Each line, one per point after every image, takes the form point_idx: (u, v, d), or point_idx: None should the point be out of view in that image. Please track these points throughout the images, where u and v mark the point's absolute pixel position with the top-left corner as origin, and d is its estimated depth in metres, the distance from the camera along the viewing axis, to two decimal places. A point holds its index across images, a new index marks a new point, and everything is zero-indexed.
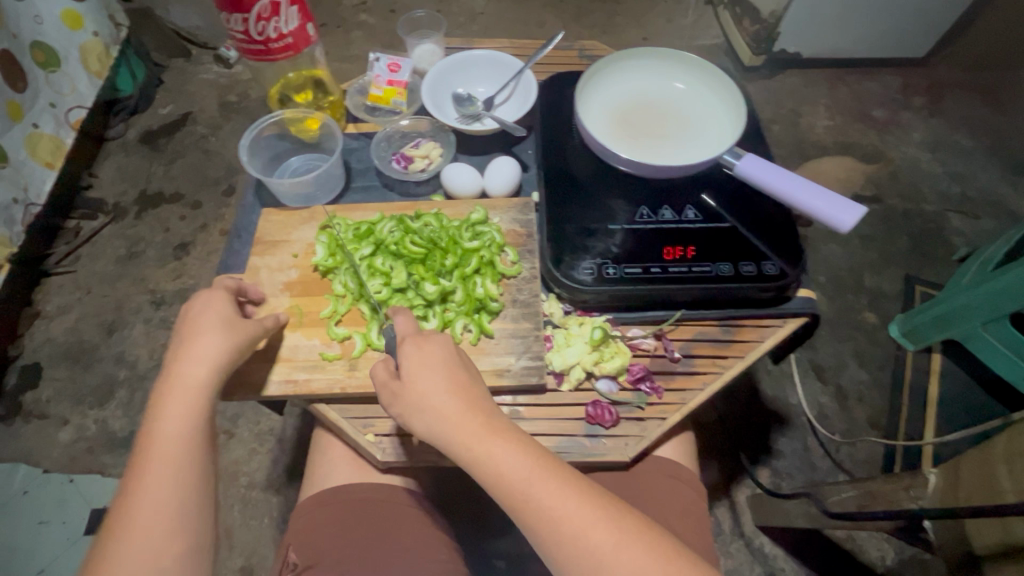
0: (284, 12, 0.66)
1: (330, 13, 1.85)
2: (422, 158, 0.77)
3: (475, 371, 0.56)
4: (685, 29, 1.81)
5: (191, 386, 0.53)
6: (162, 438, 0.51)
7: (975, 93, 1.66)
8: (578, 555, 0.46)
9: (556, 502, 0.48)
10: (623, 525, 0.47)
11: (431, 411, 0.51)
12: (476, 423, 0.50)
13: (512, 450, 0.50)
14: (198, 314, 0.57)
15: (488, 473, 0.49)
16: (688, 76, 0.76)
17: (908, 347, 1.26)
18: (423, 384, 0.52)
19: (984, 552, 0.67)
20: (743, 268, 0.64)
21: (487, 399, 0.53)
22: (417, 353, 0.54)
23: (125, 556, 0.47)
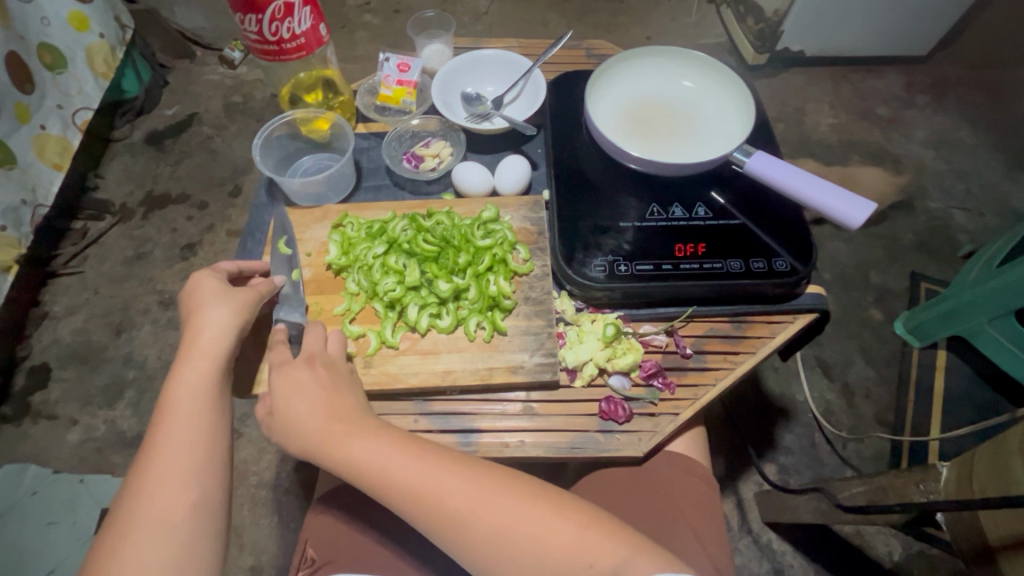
0: (296, 13, 0.66)
1: (334, 13, 1.86)
2: (432, 157, 0.78)
3: (344, 373, 0.56)
4: (689, 28, 1.81)
5: (203, 345, 0.55)
6: (182, 394, 0.52)
7: (978, 90, 1.66)
8: (450, 524, 0.47)
9: (420, 480, 0.48)
10: (490, 486, 0.48)
11: (297, 422, 0.51)
12: (335, 427, 0.51)
13: (373, 445, 0.50)
14: (197, 291, 0.59)
15: (357, 476, 0.49)
16: (697, 75, 0.76)
17: (914, 343, 1.27)
18: (286, 395, 0.52)
19: (997, 543, 0.67)
20: (753, 265, 0.65)
21: (348, 402, 0.53)
22: (280, 367, 0.54)
23: (145, 505, 0.47)
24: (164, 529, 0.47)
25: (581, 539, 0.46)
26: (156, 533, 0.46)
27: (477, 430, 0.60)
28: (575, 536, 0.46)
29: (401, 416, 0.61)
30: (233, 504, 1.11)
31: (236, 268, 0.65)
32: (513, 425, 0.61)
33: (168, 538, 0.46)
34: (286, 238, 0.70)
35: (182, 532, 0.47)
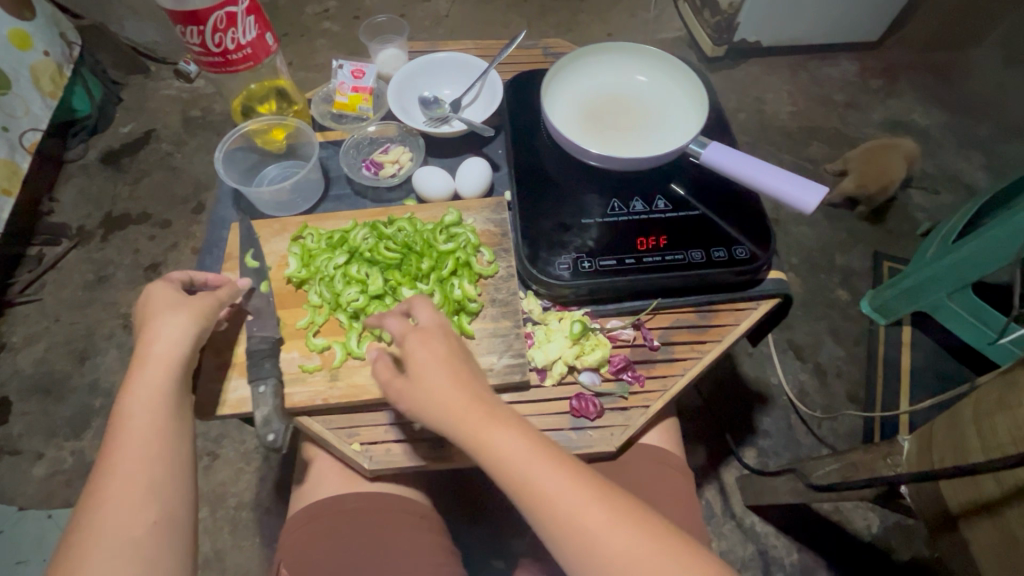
0: (240, 23, 0.65)
1: (292, 22, 1.83)
2: (392, 163, 0.77)
3: (472, 358, 0.54)
4: (648, 23, 1.84)
5: (158, 355, 0.53)
6: (137, 407, 0.51)
7: (927, 73, 1.72)
8: (576, 537, 0.45)
9: (555, 486, 0.46)
10: (625, 512, 0.46)
11: (437, 396, 0.49)
12: (479, 411, 0.48)
13: (513, 437, 0.48)
14: (152, 300, 0.56)
15: (488, 460, 0.48)
16: (651, 69, 0.77)
17: (881, 321, 1.30)
18: (426, 367, 0.50)
19: (957, 511, 0.67)
20: (714, 254, 0.66)
21: (486, 389, 0.51)
22: (419, 338, 0.51)
23: (102, 523, 0.46)
24: (124, 547, 0.45)
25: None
26: (112, 552, 0.45)
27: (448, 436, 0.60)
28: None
29: (373, 427, 0.61)
30: (213, 528, 1.08)
31: (188, 277, 0.61)
32: None
33: (127, 557, 0.45)
34: (252, 251, 0.68)
35: (143, 551, 0.46)
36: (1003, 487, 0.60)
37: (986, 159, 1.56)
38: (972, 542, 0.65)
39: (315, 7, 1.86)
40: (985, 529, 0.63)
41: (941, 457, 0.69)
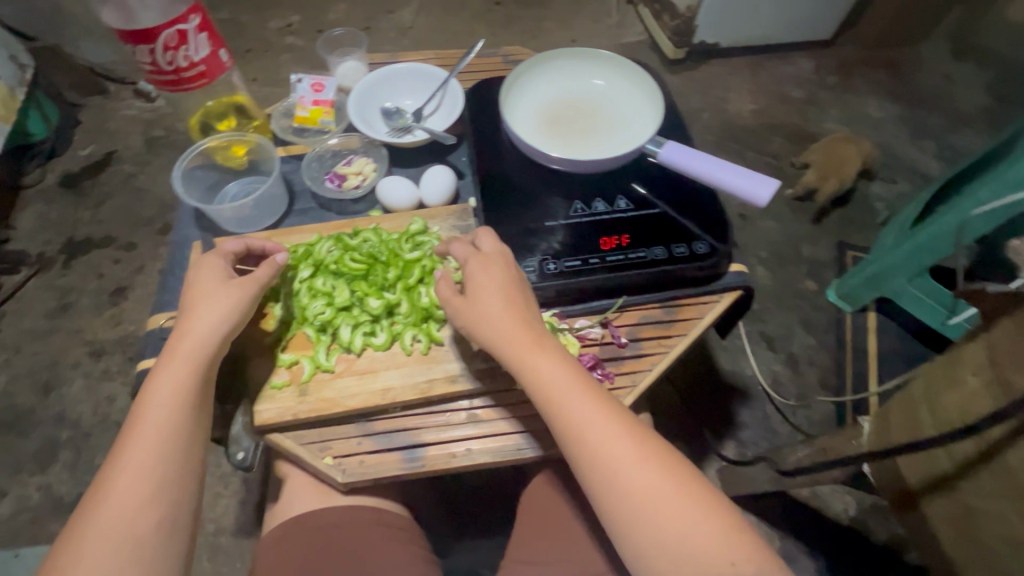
0: (192, 40, 0.64)
1: (256, 38, 1.81)
2: (355, 174, 0.77)
3: (530, 292, 0.57)
4: (611, 28, 1.87)
5: (188, 349, 0.54)
6: (158, 398, 0.52)
7: (878, 68, 1.79)
8: (597, 467, 0.48)
9: (587, 415, 0.49)
10: (649, 453, 0.48)
11: (489, 317, 0.53)
12: (528, 336, 0.52)
13: (556, 365, 0.51)
14: (195, 280, 0.58)
15: (528, 380, 0.51)
16: (607, 72, 0.78)
17: (846, 309, 1.34)
18: (484, 291, 0.54)
19: (917, 488, 0.69)
20: (675, 250, 0.67)
21: (538, 321, 0.54)
22: (481, 264, 0.55)
23: (109, 514, 0.47)
24: (126, 546, 0.46)
25: (722, 540, 0.45)
26: (115, 551, 0.46)
27: (423, 444, 0.60)
28: (716, 538, 0.45)
29: (345, 440, 0.60)
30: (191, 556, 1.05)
31: (240, 249, 0.63)
32: (457, 435, 0.61)
33: (128, 558, 0.46)
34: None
35: (144, 550, 0.47)
36: (956, 460, 0.62)
37: (938, 148, 1.63)
38: (932, 516, 0.67)
39: (277, 22, 1.85)
40: (944, 504, 0.65)
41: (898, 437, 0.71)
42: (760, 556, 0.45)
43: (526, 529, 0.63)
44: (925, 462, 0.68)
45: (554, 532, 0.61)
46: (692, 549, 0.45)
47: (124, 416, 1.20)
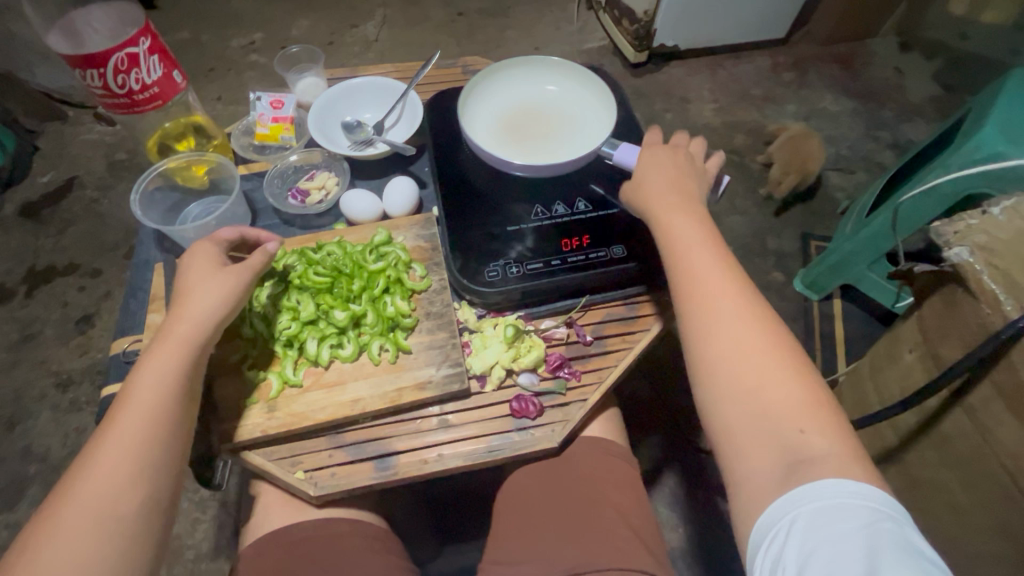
0: (144, 63, 0.65)
1: (218, 57, 1.80)
2: (318, 189, 0.77)
3: (700, 193, 0.61)
4: (573, 35, 1.91)
5: (184, 331, 0.54)
6: (149, 379, 0.51)
7: (831, 64, 1.86)
8: (703, 310, 0.51)
9: (710, 270, 0.52)
10: (754, 317, 0.49)
11: (646, 183, 0.61)
12: (670, 203, 0.58)
13: (699, 236, 0.55)
14: (190, 265, 0.58)
15: (662, 236, 0.57)
16: (559, 79, 0.81)
17: (813, 297, 1.38)
18: (646, 168, 0.62)
19: (869, 459, 0.73)
20: (635, 248, 0.69)
21: (698, 208, 0.59)
22: (649, 153, 0.63)
23: (91, 491, 0.46)
24: (108, 524, 0.46)
25: (803, 409, 0.45)
26: (100, 526, 0.46)
27: (394, 453, 0.61)
28: (798, 405, 0.45)
29: (317, 453, 0.61)
30: None
31: (237, 236, 0.63)
32: (429, 441, 0.61)
33: (113, 532, 0.46)
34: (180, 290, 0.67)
35: (126, 529, 0.46)
36: (902, 430, 0.66)
37: (892, 138, 1.69)
38: (886, 487, 0.71)
39: (240, 41, 1.85)
40: (893, 474, 0.69)
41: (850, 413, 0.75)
42: (840, 444, 0.43)
43: (504, 531, 0.64)
44: (876, 436, 0.71)
45: (528, 533, 0.61)
46: (768, 404, 0.45)
47: None
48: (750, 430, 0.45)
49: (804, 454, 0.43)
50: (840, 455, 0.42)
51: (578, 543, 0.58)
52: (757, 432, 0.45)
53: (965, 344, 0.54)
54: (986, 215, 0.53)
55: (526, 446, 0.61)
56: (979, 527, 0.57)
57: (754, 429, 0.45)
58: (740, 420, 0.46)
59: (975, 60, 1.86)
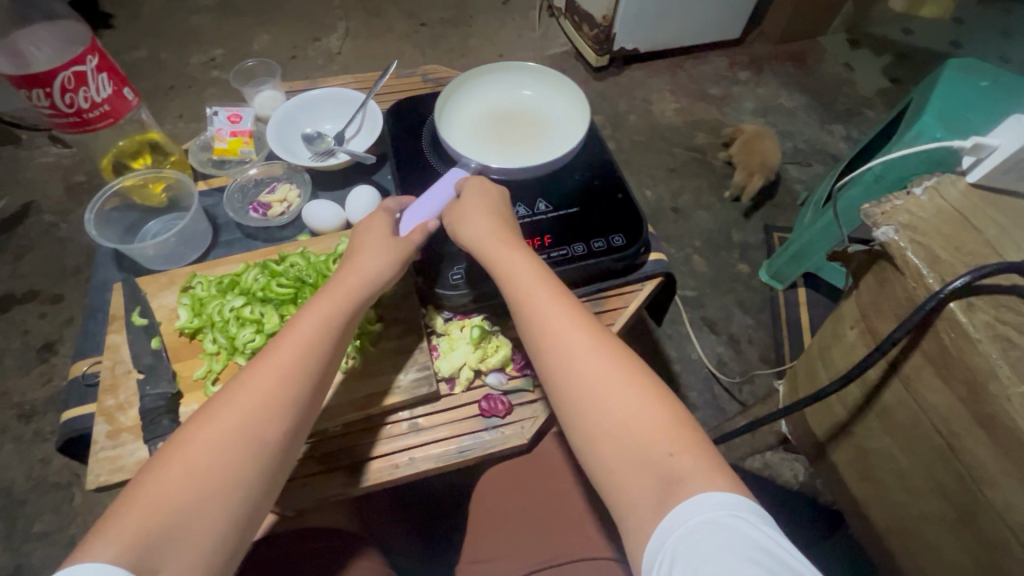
0: (92, 81, 0.64)
1: (178, 74, 1.78)
2: (279, 202, 0.78)
3: (515, 221, 0.63)
4: (535, 41, 1.94)
5: (346, 285, 0.54)
6: (307, 319, 0.51)
7: (785, 62, 1.92)
8: (556, 350, 0.50)
9: (551, 307, 0.52)
10: (603, 347, 0.49)
11: (466, 223, 0.59)
12: (501, 241, 0.58)
13: (525, 264, 0.56)
14: (366, 230, 0.60)
15: (503, 278, 0.56)
16: (534, 83, 0.82)
17: (778, 287, 1.43)
18: (465, 204, 0.61)
19: (824, 438, 0.75)
20: (595, 245, 0.71)
21: (517, 235, 0.60)
22: (478, 183, 0.63)
23: (229, 415, 0.45)
24: (251, 450, 0.45)
25: (662, 427, 0.44)
26: (243, 448, 0.45)
27: (365, 459, 0.61)
28: (658, 427, 0.44)
29: None
30: None
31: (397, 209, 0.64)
32: (400, 445, 0.61)
33: (254, 457, 0.45)
34: (139, 309, 0.66)
35: (260, 461, 0.45)
36: (849, 405, 0.67)
37: (845, 131, 1.76)
38: (839, 463, 0.73)
39: (200, 57, 1.82)
40: (846, 450, 0.70)
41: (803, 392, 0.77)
42: (707, 456, 0.43)
43: (480, 531, 0.65)
44: (824, 414, 0.74)
45: (501, 531, 0.62)
46: (634, 432, 0.45)
47: (63, 476, 1.14)
48: (624, 465, 0.44)
49: (678, 476, 0.42)
50: (707, 470, 0.41)
51: (548, 537, 0.59)
52: (630, 465, 0.44)
53: (896, 317, 0.56)
54: (909, 195, 0.55)
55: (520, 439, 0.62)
56: (921, 490, 0.59)
57: (629, 463, 0.44)
58: (617, 456, 0.44)
59: (919, 53, 1.95)
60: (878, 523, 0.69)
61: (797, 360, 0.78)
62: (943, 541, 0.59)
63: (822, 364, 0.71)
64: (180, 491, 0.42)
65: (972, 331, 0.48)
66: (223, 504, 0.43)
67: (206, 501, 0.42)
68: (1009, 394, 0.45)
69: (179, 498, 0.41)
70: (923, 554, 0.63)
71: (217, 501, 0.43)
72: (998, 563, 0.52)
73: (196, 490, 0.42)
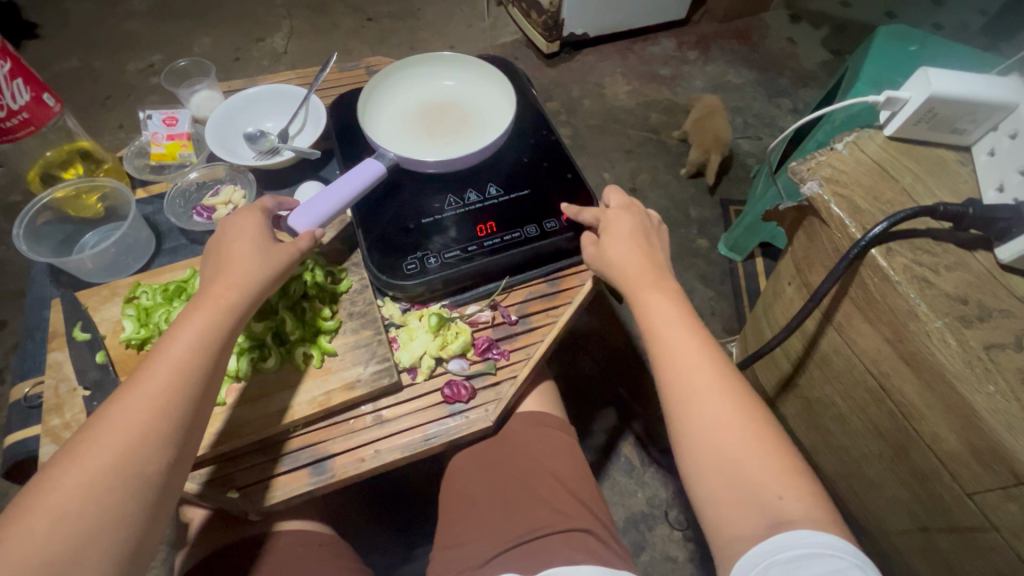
0: (8, 88, 0.62)
1: (113, 83, 1.70)
2: (224, 204, 0.74)
3: (659, 251, 0.63)
4: (485, 31, 1.93)
5: (219, 296, 0.53)
6: (182, 339, 0.50)
7: (731, 40, 1.96)
8: (681, 383, 0.51)
9: (683, 341, 0.53)
10: (728, 386, 0.50)
11: (610, 259, 0.63)
12: (644, 275, 0.59)
13: (665, 300, 0.57)
14: (232, 232, 0.58)
15: (640, 310, 0.58)
16: (454, 73, 0.82)
17: (737, 258, 1.47)
18: (610, 241, 0.63)
19: (774, 394, 0.78)
20: (547, 226, 0.71)
21: (659, 268, 0.61)
22: (614, 220, 0.65)
23: (102, 445, 0.44)
24: (135, 481, 0.44)
25: (777, 474, 0.45)
26: (123, 485, 0.44)
27: (330, 456, 0.60)
28: (771, 470, 0.45)
29: (250, 470, 0.58)
30: None
31: (275, 204, 0.64)
32: (365, 439, 0.61)
33: (132, 494, 0.44)
34: (81, 324, 0.63)
35: (145, 490, 0.44)
36: (791, 359, 0.70)
37: (792, 104, 1.81)
38: (789, 416, 0.76)
39: (137, 64, 1.75)
40: (793, 403, 0.74)
41: (753, 351, 0.80)
42: (815, 503, 0.43)
43: (450, 516, 0.65)
44: (772, 370, 0.77)
45: (468, 512, 0.64)
46: (748, 473, 0.45)
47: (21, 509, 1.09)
48: (730, 502, 0.45)
49: (785, 519, 0.43)
50: (817, 519, 0.42)
51: (517, 515, 0.60)
52: (736, 502, 0.45)
53: (826, 267, 0.58)
54: (832, 150, 0.57)
55: (484, 422, 0.63)
56: (860, 432, 0.62)
57: (734, 500, 0.45)
58: (722, 492, 0.46)
59: (858, 24, 2.01)
60: (826, 469, 0.73)
61: (747, 322, 0.81)
62: (883, 477, 0.62)
63: (767, 323, 0.74)
64: (43, 544, 0.40)
65: (893, 274, 0.50)
66: (100, 547, 0.41)
67: (81, 549, 0.41)
68: (929, 330, 0.48)
69: (45, 552, 0.39)
70: (867, 493, 0.66)
71: (93, 546, 0.41)
72: (932, 493, 0.55)
73: (64, 540, 0.40)
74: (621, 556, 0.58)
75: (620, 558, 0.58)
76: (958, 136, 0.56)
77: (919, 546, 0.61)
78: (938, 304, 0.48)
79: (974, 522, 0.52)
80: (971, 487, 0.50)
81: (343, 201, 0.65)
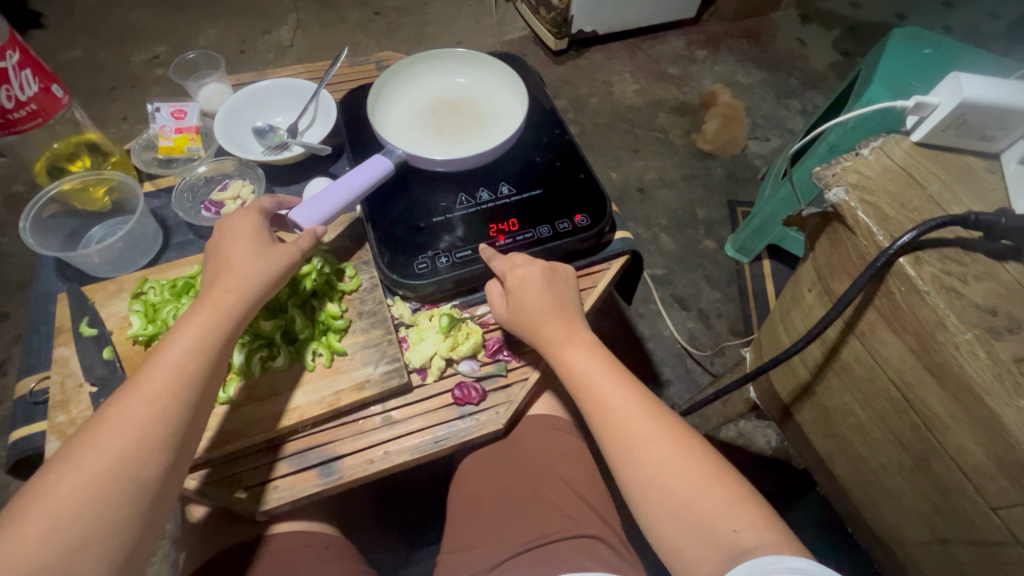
0: (16, 78, 0.61)
1: (118, 73, 1.69)
2: (232, 199, 0.72)
3: (575, 295, 0.65)
4: (493, 26, 1.91)
5: (217, 297, 0.52)
6: (180, 342, 0.49)
7: (740, 40, 1.95)
8: (619, 437, 0.53)
9: (615, 393, 0.55)
10: (666, 431, 0.52)
11: (529, 303, 0.61)
12: (563, 328, 0.60)
13: (585, 356, 0.58)
14: (231, 233, 0.57)
15: (565, 367, 0.59)
16: (467, 69, 0.81)
17: (744, 260, 1.46)
18: (523, 295, 0.62)
19: (789, 400, 0.77)
20: (560, 226, 0.70)
21: (577, 318, 0.62)
22: (526, 262, 0.64)
23: (97, 450, 0.43)
24: (130, 485, 0.43)
25: (733, 508, 0.47)
26: (118, 491, 0.43)
27: (338, 457, 0.59)
28: (726, 506, 0.47)
29: (257, 467, 0.58)
30: None
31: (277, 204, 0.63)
32: (373, 440, 0.60)
33: (128, 500, 0.43)
34: (88, 318, 0.63)
35: (140, 495, 0.44)
36: (809, 366, 0.69)
37: (801, 104, 1.80)
38: (804, 423, 0.75)
39: (141, 55, 1.73)
40: (809, 410, 0.73)
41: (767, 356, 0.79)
42: (771, 531, 0.45)
43: (458, 519, 0.65)
44: (788, 377, 0.76)
45: (475, 515, 0.63)
46: (704, 513, 0.47)
47: None
48: (691, 542, 0.47)
49: (744, 550, 0.44)
50: (773, 544, 0.44)
51: (527, 519, 0.60)
52: (697, 542, 0.46)
53: (848, 275, 0.58)
54: (857, 156, 0.56)
55: (495, 424, 0.62)
56: (878, 441, 0.61)
57: (695, 541, 0.46)
58: (681, 537, 0.47)
59: (868, 26, 1.99)
60: (842, 477, 0.72)
61: (761, 326, 0.80)
62: (900, 486, 0.61)
63: (783, 328, 0.73)
64: (39, 550, 0.39)
65: (920, 284, 0.49)
66: (95, 552, 0.41)
67: (77, 553, 0.40)
68: (956, 341, 0.47)
69: (37, 560, 0.39)
70: (884, 502, 0.66)
71: (87, 552, 0.41)
72: (953, 503, 0.55)
73: (62, 545, 0.40)
74: (630, 563, 0.57)
75: (630, 564, 0.57)
76: (986, 142, 0.55)
77: (938, 558, 0.61)
78: (965, 314, 0.47)
79: (999, 537, 0.51)
80: (995, 499, 0.50)
81: (346, 199, 0.64)
